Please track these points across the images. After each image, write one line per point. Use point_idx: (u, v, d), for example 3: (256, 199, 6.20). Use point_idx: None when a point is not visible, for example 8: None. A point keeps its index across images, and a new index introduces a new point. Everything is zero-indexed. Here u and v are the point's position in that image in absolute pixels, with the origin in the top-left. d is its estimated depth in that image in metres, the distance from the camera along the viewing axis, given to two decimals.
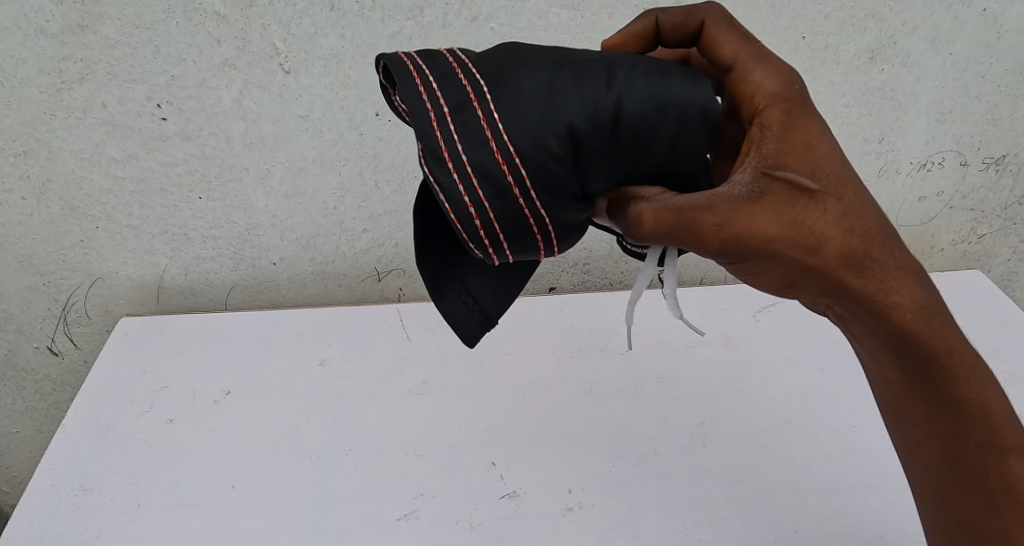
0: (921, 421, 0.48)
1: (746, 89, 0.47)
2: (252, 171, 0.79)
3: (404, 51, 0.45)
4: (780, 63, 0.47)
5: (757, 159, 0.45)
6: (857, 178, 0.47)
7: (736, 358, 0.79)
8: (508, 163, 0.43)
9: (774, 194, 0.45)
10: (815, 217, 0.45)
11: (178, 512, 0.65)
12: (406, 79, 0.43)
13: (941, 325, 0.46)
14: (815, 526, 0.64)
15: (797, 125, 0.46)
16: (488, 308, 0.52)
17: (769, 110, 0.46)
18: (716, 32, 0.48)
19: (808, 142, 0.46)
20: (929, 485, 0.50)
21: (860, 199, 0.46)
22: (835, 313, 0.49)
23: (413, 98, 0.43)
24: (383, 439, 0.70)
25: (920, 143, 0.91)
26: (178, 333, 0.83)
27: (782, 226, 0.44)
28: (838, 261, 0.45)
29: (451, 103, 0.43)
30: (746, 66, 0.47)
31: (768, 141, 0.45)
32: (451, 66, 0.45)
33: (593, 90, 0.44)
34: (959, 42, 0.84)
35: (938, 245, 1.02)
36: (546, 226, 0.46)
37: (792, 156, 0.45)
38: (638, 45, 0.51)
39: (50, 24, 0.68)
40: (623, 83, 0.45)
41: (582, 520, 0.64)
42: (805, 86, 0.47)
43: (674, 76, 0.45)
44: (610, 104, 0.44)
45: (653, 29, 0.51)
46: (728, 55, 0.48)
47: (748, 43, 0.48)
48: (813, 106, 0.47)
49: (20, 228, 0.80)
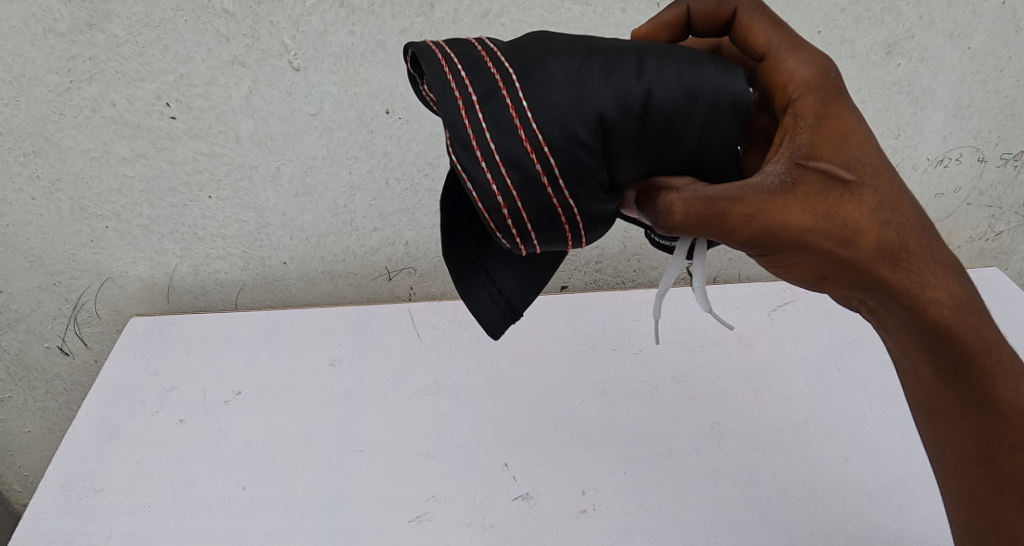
0: (954, 420, 0.47)
1: (780, 77, 0.46)
2: (262, 169, 0.79)
3: (432, 39, 0.44)
4: (815, 51, 0.47)
5: (791, 150, 0.45)
6: (893, 169, 0.46)
7: (751, 358, 0.78)
8: (536, 151, 0.43)
9: (807, 184, 0.44)
10: (850, 209, 0.44)
11: (188, 513, 0.65)
12: (434, 67, 0.43)
13: (979, 321, 0.45)
14: (832, 528, 0.63)
15: (833, 113, 0.45)
16: (512, 300, 0.52)
17: (802, 99, 0.45)
18: (749, 20, 0.48)
19: (844, 131, 0.45)
20: (959, 485, 0.49)
21: (896, 190, 0.45)
22: (868, 307, 0.48)
23: (441, 86, 0.42)
24: (393, 440, 0.69)
25: (937, 139, 0.90)
26: (189, 333, 0.82)
27: (816, 217, 0.44)
28: (873, 254, 0.45)
29: (480, 90, 0.43)
30: (780, 55, 0.46)
31: (801, 130, 0.45)
32: (479, 54, 0.44)
33: (624, 78, 0.43)
34: (978, 35, 0.82)
35: (955, 242, 1.00)
36: (574, 215, 0.45)
37: (826, 145, 0.45)
38: (668, 34, 0.50)
39: (58, 23, 0.68)
40: (654, 70, 0.44)
41: (596, 522, 0.63)
42: (840, 75, 0.47)
43: (706, 65, 0.44)
44: (640, 92, 0.43)
45: (684, 18, 0.50)
46: (761, 43, 0.47)
47: (782, 32, 0.47)
48: (848, 95, 0.47)
49: (30, 228, 0.80)
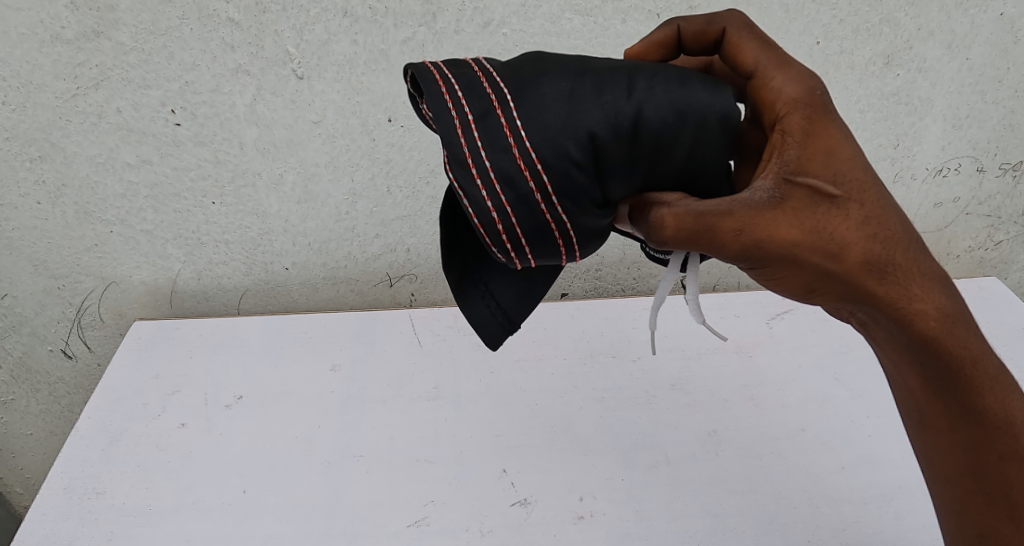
0: (944, 431, 0.48)
1: (767, 95, 0.47)
2: (266, 176, 0.80)
3: (431, 60, 0.45)
4: (802, 68, 0.47)
5: (778, 165, 0.46)
6: (879, 183, 0.47)
7: (749, 366, 0.79)
8: (530, 170, 0.43)
9: (795, 199, 0.45)
10: (837, 223, 0.45)
11: (189, 517, 0.65)
12: (432, 87, 0.43)
13: (966, 333, 0.46)
14: (828, 536, 0.64)
15: (819, 130, 0.46)
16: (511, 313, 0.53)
17: (790, 116, 0.46)
18: (738, 39, 0.49)
19: (831, 147, 0.46)
20: (950, 496, 0.49)
21: (883, 204, 0.46)
22: (858, 319, 0.49)
23: (439, 106, 0.43)
24: (393, 445, 0.70)
25: (936, 149, 0.90)
26: (191, 337, 0.83)
27: (803, 231, 0.45)
28: (859, 267, 0.45)
29: (476, 110, 0.43)
30: (768, 73, 0.47)
31: (789, 146, 0.46)
32: (475, 74, 0.45)
33: (614, 98, 0.44)
34: (976, 47, 0.83)
35: (954, 252, 1.01)
36: (567, 231, 0.46)
37: (813, 161, 0.45)
38: (659, 53, 0.51)
39: (65, 30, 0.69)
40: (644, 90, 0.44)
41: (593, 528, 0.63)
42: (827, 91, 0.47)
43: (695, 83, 0.45)
44: (630, 111, 0.44)
45: (675, 37, 0.51)
46: (750, 61, 0.48)
47: (769, 50, 0.48)
48: (835, 112, 0.47)
49: (35, 232, 0.81)
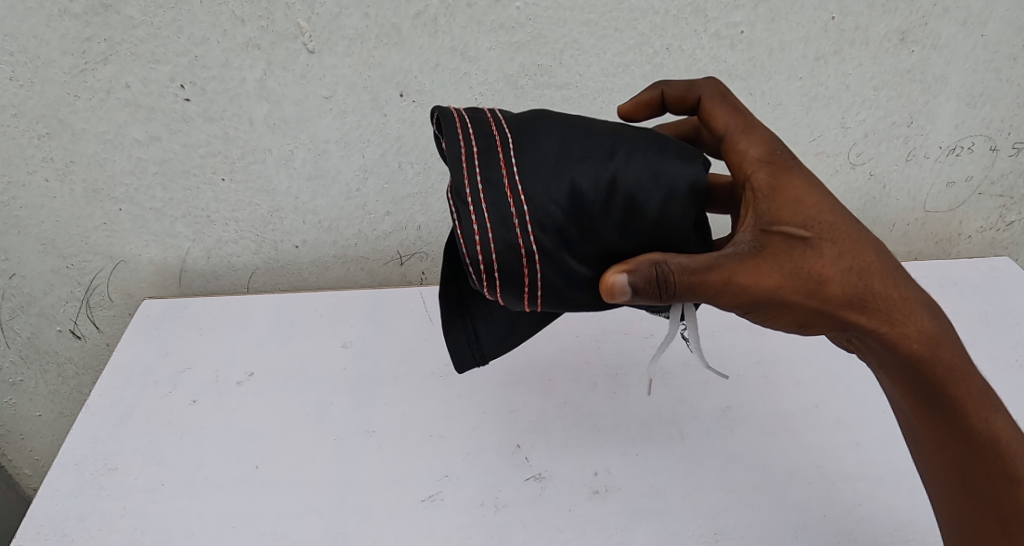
0: (937, 450, 0.53)
1: (736, 156, 0.56)
2: (276, 153, 0.79)
3: (455, 106, 0.51)
4: (764, 133, 0.57)
5: (755, 219, 0.53)
6: (851, 220, 0.53)
7: (762, 343, 0.78)
8: (517, 213, 0.48)
9: (772, 246, 0.52)
10: (815, 262, 0.52)
11: (202, 493, 0.65)
12: (451, 127, 0.49)
13: (950, 354, 0.52)
14: (843, 512, 0.63)
15: (786, 185, 0.54)
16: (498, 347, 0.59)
17: (756, 175, 0.55)
18: (711, 104, 0.59)
19: (797, 196, 0.53)
20: (946, 511, 0.54)
21: (856, 241, 0.53)
22: (852, 344, 0.55)
23: (452, 143, 0.49)
24: (406, 421, 0.70)
25: (949, 127, 0.89)
26: (200, 315, 0.82)
27: (785, 274, 0.51)
28: (840, 300, 0.52)
29: (484, 154, 0.49)
30: (735, 137, 0.57)
31: (760, 201, 0.54)
32: (488, 122, 0.50)
33: (598, 158, 0.49)
34: (992, 23, 0.82)
35: (965, 233, 1.00)
36: (535, 281, 0.50)
37: (784, 211, 0.53)
38: (647, 111, 0.63)
39: (73, 4, 0.68)
40: (625, 155, 0.50)
41: (608, 504, 0.63)
42: (789, 149, 0.56)
43: (671, 153, 0.51)
44: (610, 175, 0.49)
45: (659, 98, 0.62)
46: (721, 125, 0.58)
47: (737, 115, 0.58)
48: (801, 167, 0.55)
49: (43, 211, 0.80)
